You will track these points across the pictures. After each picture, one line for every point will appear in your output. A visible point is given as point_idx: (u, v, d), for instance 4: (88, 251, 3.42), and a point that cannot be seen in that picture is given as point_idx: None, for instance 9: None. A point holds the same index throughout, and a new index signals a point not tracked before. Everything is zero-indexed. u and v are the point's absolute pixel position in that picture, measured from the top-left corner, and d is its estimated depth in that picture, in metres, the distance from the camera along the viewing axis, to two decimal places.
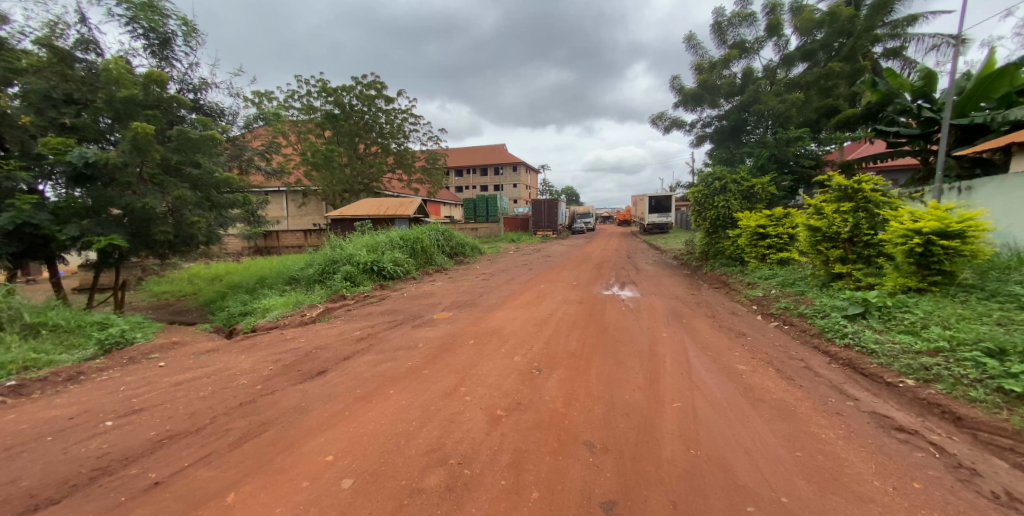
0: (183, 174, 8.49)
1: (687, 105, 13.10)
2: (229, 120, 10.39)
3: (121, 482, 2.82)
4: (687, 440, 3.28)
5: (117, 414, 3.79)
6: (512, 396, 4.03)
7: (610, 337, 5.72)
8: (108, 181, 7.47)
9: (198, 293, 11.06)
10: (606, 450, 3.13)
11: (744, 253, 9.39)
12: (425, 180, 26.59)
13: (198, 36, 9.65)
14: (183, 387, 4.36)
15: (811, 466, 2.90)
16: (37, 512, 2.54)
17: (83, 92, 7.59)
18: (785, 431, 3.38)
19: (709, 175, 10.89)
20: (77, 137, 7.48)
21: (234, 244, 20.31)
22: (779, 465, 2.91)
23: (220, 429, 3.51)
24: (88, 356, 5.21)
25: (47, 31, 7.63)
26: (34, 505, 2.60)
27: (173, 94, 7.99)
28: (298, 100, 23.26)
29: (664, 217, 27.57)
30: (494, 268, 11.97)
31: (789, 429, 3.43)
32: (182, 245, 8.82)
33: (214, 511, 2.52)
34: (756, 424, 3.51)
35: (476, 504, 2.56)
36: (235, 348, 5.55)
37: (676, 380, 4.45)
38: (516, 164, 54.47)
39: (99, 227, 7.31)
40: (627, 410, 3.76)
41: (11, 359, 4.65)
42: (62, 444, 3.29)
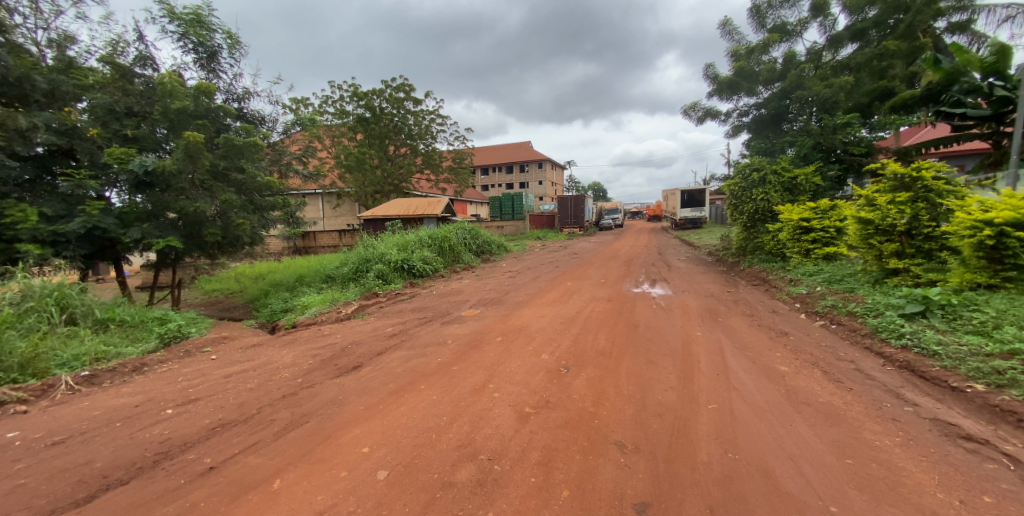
0: (230, 180, 9.04)
1: (722, 93, 12.49)
2: (269, 127, 10.96)
3: (181, 466, 3.07)
4: (725, 443, 3.18)
5: (175, 403, 4.11)
6: (540, 394, 4.04)
7: (640, 336, 5.59)
8: (164, 187, 8.11)
9: (244, 291, 11.73)
10: (638, 451, 3.08)
11: (786, 248, 8.91)
12: (453, 179, 26.96)
13: (241, 48, 10.21)
14: (233, 379, 4.66)
15: (864, 474, 2.74)
16: (109, 491, 2.80)
17: (142, 104, 8.27)
18: (834, 437, 3.21)
19: (747, 166, 10.38)
20: (138, 147, 8.15)
21: (275, 244, 21.41)
22: (826, 472, 2.77)
23: (266, 419, 3.73)
24: (150, 348, 5.69)
25: (110, 50, 8.34)
26: (107, 484, 2.87)
27: (219, 104, 8.47)
28: (332, 105, 24.25)
29: (697, 211, 26.64)
30: (521, 265, 11.99)
31: (837, 435, 3.25)
32: (230, 245, 9.39)
33: (263, 496, 2.69)
34: (800, 429, 3.35)
35: (506, 500, 2.60)
36: (277, 343, 5.89)
37: (711, 381, 4.31)
38: (543, 161, 54.06)
39: (158, 230, 7.96)
40: (659, 411, 3.68)
41: (85, 351, 5.13)
42: (129, 430, 3.62)
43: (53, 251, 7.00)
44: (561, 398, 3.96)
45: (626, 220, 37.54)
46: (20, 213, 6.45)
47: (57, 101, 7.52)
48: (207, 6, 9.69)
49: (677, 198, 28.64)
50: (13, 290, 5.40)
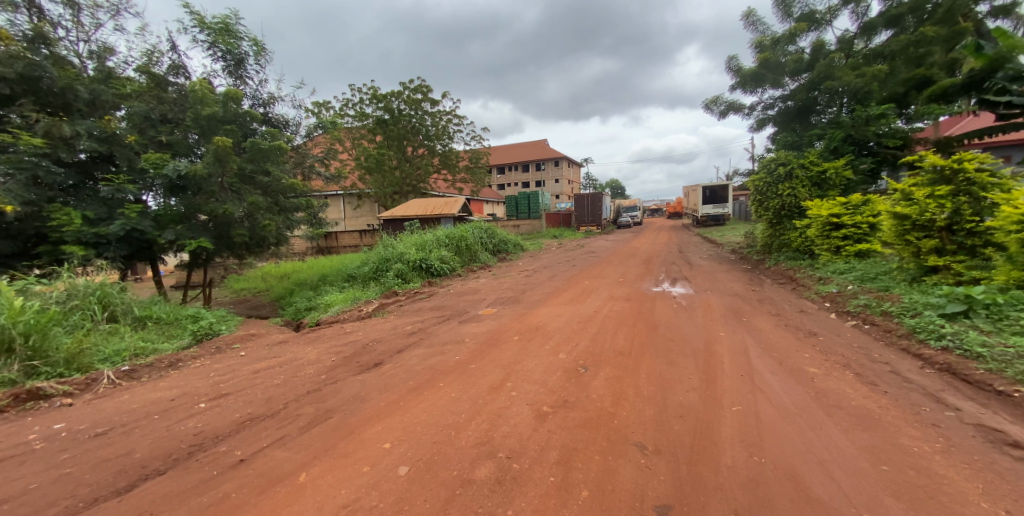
0: (256, 183, 9.36)
1: (745, 86, 12.11)
2: (293, 131, 11.30)
3: (213, 458, 3.20)
4: (750, 446, 3.10)
5: (208, 397, 4.30)
6: (558, 393, 4.03)
7: (660, 336, 5.51)
8: (196, 190, 8.46)
9: (270, 290, 12.14)
10: (659, 453, 3.04)
11: (814, 246, 8.60)
12: (469, 178, 27.13)
13: (267, 55, 10.54)
14: (260, 375, 4.84)
15: (900, 481, 2.62)
16: (148, 481, 2.95)
17: (175, 112, 8.66)
18: (867, 442, 3.09)
19: (772, 161, 10.05)
20: (171, 153, 8.52)
21: (299, 244, 22.05)
22: (859, 478, 2.67)
23: (292, 414, 3.87)
24: (184, 344, 5.97)
25: (146, 60, 8.78)
26: (146, 474, 3.03)
27: (246, 110, 8.78)
28: (353, 108, 24.82)
29: (719, 208, 25.95)
30: (537, 264, 11.98)
31: (872, 440, 3.12)
32: (256, 246, 9.75)
33: (289, 489, 2.79)
34: (830, 433, 3.23)
35: (525, 498, 2.61)
36: (302, 340, 6.08)
37: (735, 382, 4.21)
38: (559, 159, 53.70)
39: (190, 232, 8.33)
40: (681, 412, 3.62)
41: (125, 347, 5.43)
42: (166, 422, 3.80)
43: (95, 252, 7.41)
44: (579, 397, 3.95)
45: (644, 218, 36.94)
46: (65, 216, 6.84)
47: (98, 110, 7.94)
48: (235, 16, 10.05)
49: (697, 195, 27.99)
50: (59, 290, 5.73)
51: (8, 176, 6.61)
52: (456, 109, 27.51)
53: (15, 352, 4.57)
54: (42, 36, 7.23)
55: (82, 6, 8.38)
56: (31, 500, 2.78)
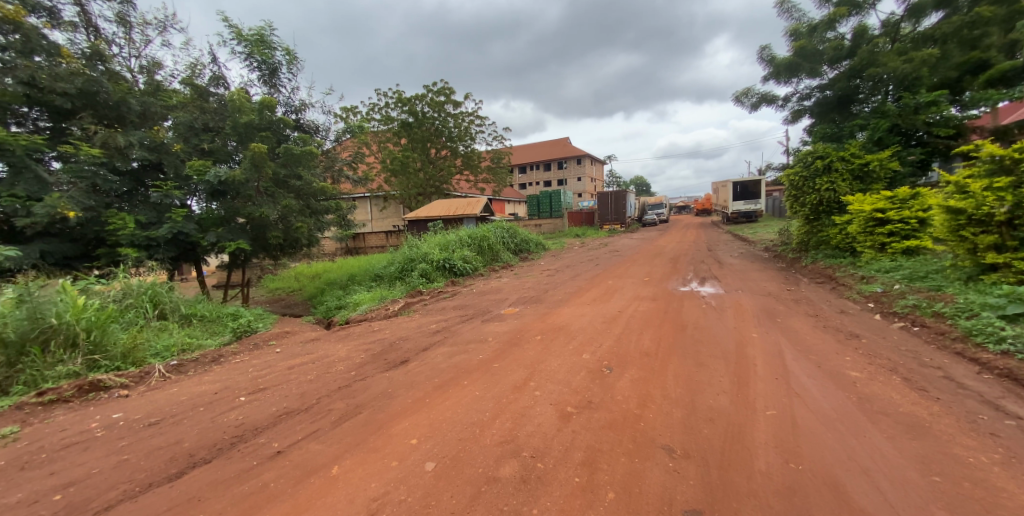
0: (289, 186, 9.71)
1: (779, 77, 11.52)
2: (323, 135, 11.70)
3: (253, 449, 3.38)
4: (786, 452, 2.99)
5: (247, 391, 4.53)
6: (582, 394, 4.00)
7: (689, 337, 5.37)
8: (235, 195, 8.91)
9: (302, 290, 12.62)
10: (688, 457, 2.98)
11: (856, 243, 8.14)
12: (492, 179, 27.30)
13: (298, 63, 10.96)
14: (295, 370, 5.06)
15: (954, 494, 2.46)
16: (195, 468, 3.16)
17: (217, 120, 9.12)
18: (916, 451, 2.91)
19: (809, 154, 9.55)
20: (212, 159, 9.06)
21: (329, 246, 22.81)
22: (907, 489, 2.52)
23: (324, 409, 4.02)
24: (225, 340, 6.33)
25: (190, 73, 9.35)
26: (193, 462, 3.24)
27: (280, 117, 9.15)
28: (379, 112, 25.47)
29: (751, 204, 24.93)
30: (560, 263, 11.91)
31: (922, 449, 2.94)
32: (290, 246, 10.19)
33: (322, 481, 2.91)
34: (875, 441, 3.06)
35: (550, 498, 2.62)
36: (333, 338, 6.31)
37: (769, 386, 4.05)
38: (582, 157, 53.15)
39: (229, 234, 8.79)
40: (711, 416, 3.52)
41: (173, 342, 5.81)
42: (210, 414, 4.04)
43: (146, 254, 7.92)
44: (604, 398, 3.91)
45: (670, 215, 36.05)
46: (120, 221, 7.35)
47: (148, 121, 8.50)
48: (269, 27, 10.50)
49: (726, 192, 27.05)
50: (116, 289, 6.18)
51: (71, 184, 7.20)
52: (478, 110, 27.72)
53: (78, 347, 5.01)
54: (98, 54, 7.81)
55: (133, 24, 8.99)
56: (95, 483, 3.03)
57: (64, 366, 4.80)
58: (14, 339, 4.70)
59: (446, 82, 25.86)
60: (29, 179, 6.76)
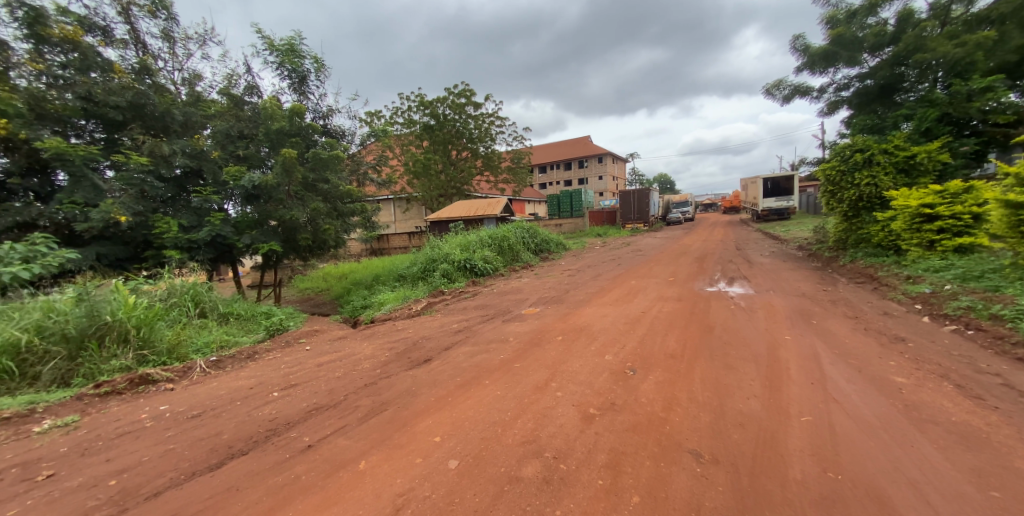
0: (318, 190, 10.03)
1: (814, 67, 10.94)
2: (349, 140, 12.06)
3: (285, 442, 3.53)
4: (823, 461, 2.85)
5: (280, 387, 4.73)
6: (605, 396, 3.95)
7: (717, 339, 5.20)
8: (267, 198, 9.29)
9: (330, 290, 13.03)
10: (716, 462, 2.89)
11: (901, 240, 7.66)
12: (511, 179, 27.42)
13: (326, 70, 11.33)
14: (324, 368, 5.24)
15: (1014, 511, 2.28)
16: (233, 459, 3.33)
17: (250, 128, 9.54)
18: (970, 463, 2.72)
19: (847, 147, 9.00)
20: (247, 165, 9.40)
21: (355, 247, 23.45)
22: (961, 506, 2.36)
23: (351, 405, 4.15)
24: (259, 338, 6.64)
25: (227, 83, 9.84)
26: (232, 453, 3.42)
27: (309, 123, 9.49)
28: (402, 115, 25.97)
29: (783, 200, 23.87)
30: (580, 263, 11.79)
31: (977, 461, 2.74)
32: (318, 248, 10.57)
33: (350, 475, 3.00)
34: (924, 452, 2.87)
35: (573, 499, 2.60)
36: (359, 336, 6.48)
37: (804, 391, 3.87)
38: (603, 155, 52.45)
39: (263, 236, 9.19)
40: (741, 421, 3.40)
41: (212, 339, 6.13)
42: (246, 408, 4.24)
43: (188, 256, 8.40)
44: (627, 400, 3.84)
45: (695, 214, 35.07)
46: (166, 225, 7.84)
47: (189, 130, 9.00)
48: (299, 36, 10.89)
49: (756, 189, 26.05)
50: (161, 288, 6.57)
51: (122, 190, 7.72)
52: (498, 111, 27.86)
53: (129, 342, 5.38)
54: (145, 68, 8.36)
55: (176, 39, 9.55)
56: (145, 470, 3.24)
57: (117, 360, 5.17)
58: (74, 335, 5.09)
59: (467, 84, 26.08)
60: (87, 187, 7.33)
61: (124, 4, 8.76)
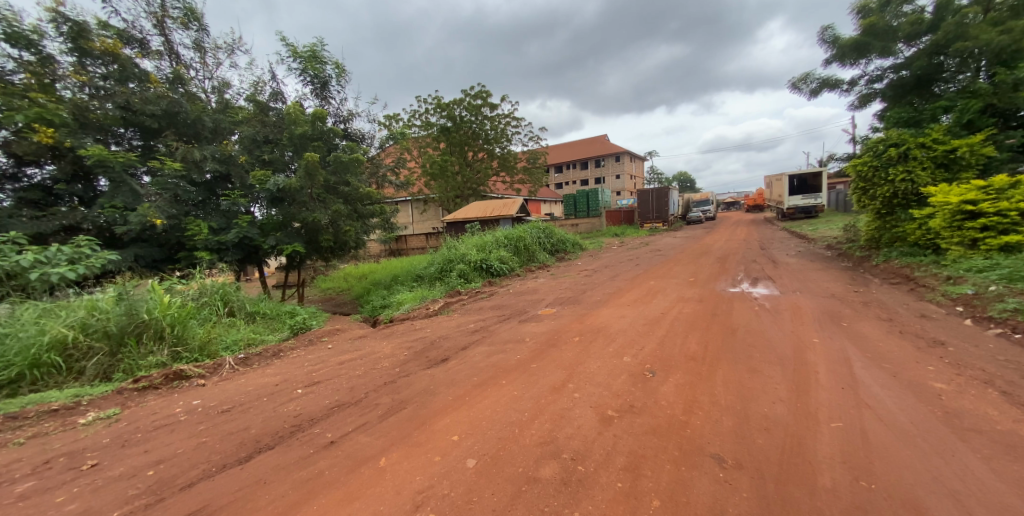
0: (339, 192, 10.26)
1: (844, 59, 10.48)
2: (368, 143, 12.31)
3: (309, 438, 3.63)
4: (855, 469, 2.74)
5: (304, 384, 4.87)
6: (623, 398, 3.90)
7: (740, 341, 5.05)
8: (291, 201, 9.56)
9: (350, 290, 13.31)
10: (740, 467, 2.81)
11: (939, 238, 7.27)
12: (527, 179, 27.45)
13: (346, 76, 11.59)
14: (345, 366, 5.37)
15: None
16: (260, 453, 3.45)
17: (275, 133, 9.81)
18: (1018, 475, 2.56)
19: (880, 141, 8.60)
20: (272, 169, 9.67)
21: (375, 248, 23.89)
22: None
23: (372, 403, 4.23)
24: (284, 336, 6.86)
25: (253, 90, 10.21)
26: (259, 447, 3.55)
27: (331, 127, 9.76)
28: (420, 118, 26.30)
29: (811, 198, 22.96)
30: (597, 263, 11.68)
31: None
32: (340, 249, 10.83)
33: (371, 471, 3.06)
34: (966, 461, 2.72)
35: (593, 502, 2.59)
36: (379, 335, 6.62)
37: (834, 396, 3.71)
38: (621, 153, 51.77)
39: (287, 237, 9.49)
40: (766, 425, 3.29)
41: (241, 337, 6.37)
42: (272, 404, 4.39)
43: (217, 257, 8.75)
44: (646, 403, 3.78)
45: (717, 212, 34.20)
46: (197, 227, 8.18)
47: (219, 136, 9.34)
48: (320, 43, 11.20)
49: (781, 186, 25.21)
50: (193, 289, 6.85)
51: (158, 195, 8.11)
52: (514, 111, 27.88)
53: (164, 339, 5.65)
54: (178, 78, 8.76)
55: (206, 49, 9.96)
56: (180, 461, 3.40)
57: (154, 356, 5.44)
58: (115, 332, 5.37)
59: (484, 85, 26.16)
60: (126, 191, 7.73)
61: (159, 17, 9.19)
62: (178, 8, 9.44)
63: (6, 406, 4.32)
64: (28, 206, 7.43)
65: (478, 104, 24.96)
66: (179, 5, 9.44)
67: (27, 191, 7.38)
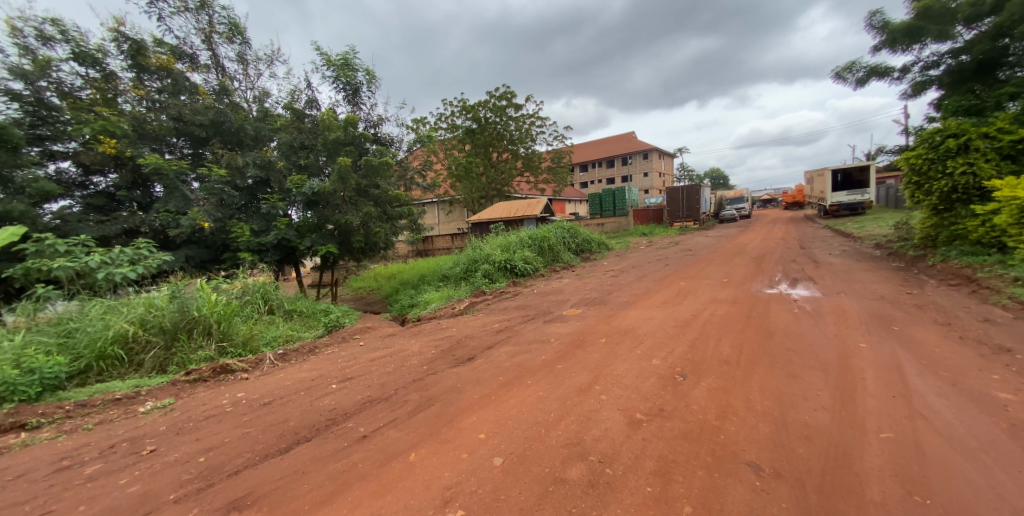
0: (369, 195, 10.54)
1: (894, 45, 9.75)
2: (397, 146, 12.63)
3: (343, 432, 3.77)
4: (907, 482, 2.55)
5: (338, 380, 5.06)
6: (653, 401, 3.81)
7: (778, 345, 4.81)
8: (325, 204, 9.95)
9: (380, 289, 13.69)
10: (779, 476, 2.67)
11: (1005, 236, 6.62)
12: (551, 179, 27.34)
13: (377, 82, 11.92)
14: (376, 363, 5.54)
15: None
16: (299, 444, 3.62)
17: (310, 139, 10.21)
18: None
19: (936, 132, 7.96)
20: (307, 174, 10.05)
21: (402, 248, 24.43)
22: None
23: (401, 399, 4.33)
24: (319, 333, 7.16)
25: (291, 99, 10.69)
26: (297, 438, 3.72)
27: (362, 132, 10.09)
28: (446, 120, 26.67)
29: (856, 194, 21.45)
30: (624, 263, 11.45)
31: None
32: (370, 250, 11.16)
33: (401, 466, 3.14)
34: None
35: (621, 505, 2.55)
36: (408, 333, 6.79)
37: (884, 405, 3.47)
38: (649, 150, 50.51)
39: (321, 239, 9.91)
40: (807, 433, 3.12)
41: (279, 333, 6.71)
42: (309, 398, 4.58)
43: (258, 257, 9.24)
44: (677, 407, 3.68)
45: (752, 210, 32.73)
46: (240, 230, 8.66)
47: (259, 143, 9.77)
48: (352, 51, 11.58)
49: (822, 181, 23.83)
50: (238, 287, 7.25)
51: (206, 200, 8.64)
52: (539, 111, 27.76)
53: (212, 334, 6.03)
54: (223, 89, 9.29)
55: (249, 61, 10.51)
56: (227, 450, 3.61)
57: (203, 350, 5.82)
58: (169, 327, 5.79)
59: (509, 86, 26.16)
60: (178, 197, 8.27)
61: (207, 32, 9.79)
62: (224, 23, 10.02)
63: (76, 394, 4.73)
64: (94, 211, 8.11)
65: (503, 105, 25.02)
66: (225, 20, 10.02)
67: (93, 198, 8.06)
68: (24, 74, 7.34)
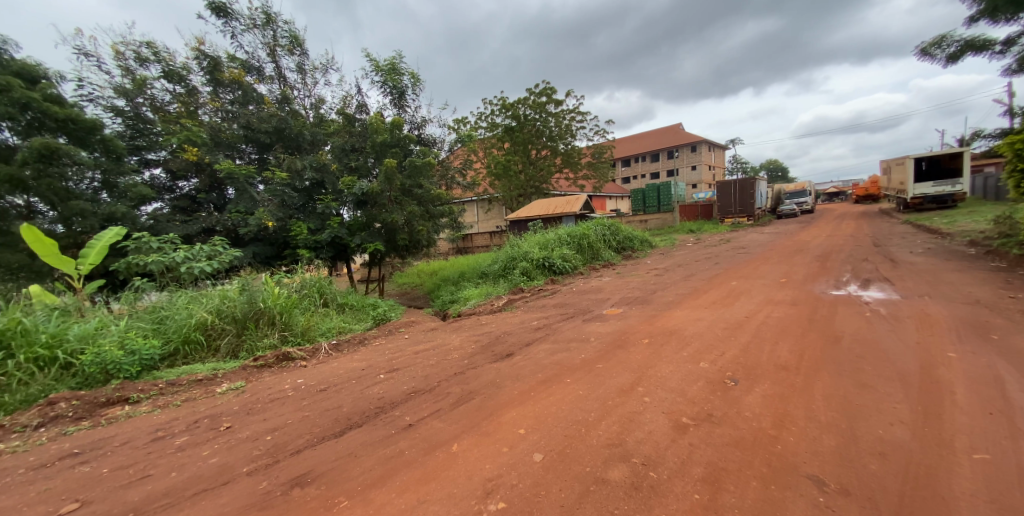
0: (414, 195, 10.83)
1: (995, 14, 8.51)
2: (439, 146, 12.97)
3: (390, 420, 3.93)
4: (1006, 512, 2.21)
5: (385, 370, 5.30)
6: (700, 405, 3.60)
7: (846, 351, 4.36)
8: (373, 204, 10.42)
9: (422, 285, 14.13)
10: (846, 494, 2.43)
11: None
12: (592, 175, 26.81)
13: (421, 84, 12.25)
14: (420, 355, 5.74)
15: None
16: (351, 428, 3.82)
17: (359, 141, 10.74)
18: None
19: None
20: (358, 175, 10.56)
21: (444, 245, 25.06)
22: None
23: (443, 391, 4.44)
24: (367, 326, 7.55)
25: (343, 104, 11.29)
26: (350, 423, 3.93)
27: (407, 134, 10.40)
28: (487, 119, 26.87)
29: (943, 185, 18.97)
30: (670, 262, 10.95)
31: None
32: (414, 247, 11.54)
33: (443, 455, 3.22)
34: None
35: (666, 510, 2.45)
36: (448, 328, 6.94)
37: (979, 423, 3.03)
38: (699, 142, 48.10)
39: (370, 237, 10.38)
40: (880, 449, 2.81)
41: (333, 325, 7.13)
42: (359, 386, 4.83)
43: (314, 254, 9.88)
44: (727, 413, 3.45)
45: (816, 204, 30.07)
46: (299, 229, 9.30)
47: (315, 147, 10.32)
48: (398, 56, 11.99)
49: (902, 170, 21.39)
50: (296, 281, 7.80)
51: (270, 201, 9.33)
52: (580, 106, 27.25)
53: (275, 324, 6.55)
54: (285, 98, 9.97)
55: (307, 70, 11.23)
56: (290, 430, 3.90)
57: (268, 339, 6.33)
58: (240, 317, 6.34)
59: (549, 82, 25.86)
60: (247, 199, 9.05)
61: (271, 46, 10.58)
62: (286, 37, 10.76)
63: (167, 373, 5.31)
64: (180, 212, 9.10)
65: (543, 102, 24.81)
66: (287, 34, 10.75)
67: (179, 200, 9.04)
68: (125, 92, 8.42)
